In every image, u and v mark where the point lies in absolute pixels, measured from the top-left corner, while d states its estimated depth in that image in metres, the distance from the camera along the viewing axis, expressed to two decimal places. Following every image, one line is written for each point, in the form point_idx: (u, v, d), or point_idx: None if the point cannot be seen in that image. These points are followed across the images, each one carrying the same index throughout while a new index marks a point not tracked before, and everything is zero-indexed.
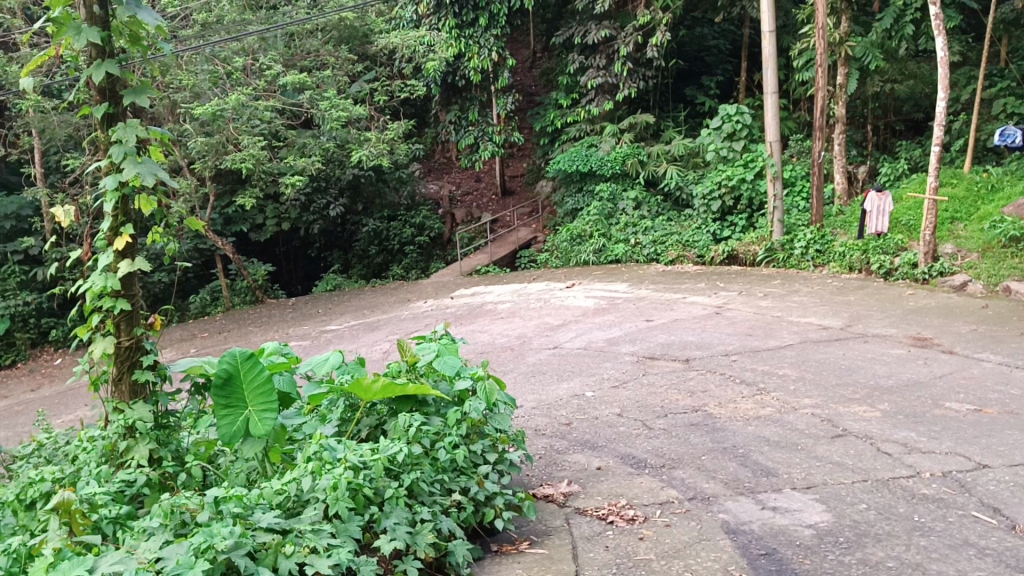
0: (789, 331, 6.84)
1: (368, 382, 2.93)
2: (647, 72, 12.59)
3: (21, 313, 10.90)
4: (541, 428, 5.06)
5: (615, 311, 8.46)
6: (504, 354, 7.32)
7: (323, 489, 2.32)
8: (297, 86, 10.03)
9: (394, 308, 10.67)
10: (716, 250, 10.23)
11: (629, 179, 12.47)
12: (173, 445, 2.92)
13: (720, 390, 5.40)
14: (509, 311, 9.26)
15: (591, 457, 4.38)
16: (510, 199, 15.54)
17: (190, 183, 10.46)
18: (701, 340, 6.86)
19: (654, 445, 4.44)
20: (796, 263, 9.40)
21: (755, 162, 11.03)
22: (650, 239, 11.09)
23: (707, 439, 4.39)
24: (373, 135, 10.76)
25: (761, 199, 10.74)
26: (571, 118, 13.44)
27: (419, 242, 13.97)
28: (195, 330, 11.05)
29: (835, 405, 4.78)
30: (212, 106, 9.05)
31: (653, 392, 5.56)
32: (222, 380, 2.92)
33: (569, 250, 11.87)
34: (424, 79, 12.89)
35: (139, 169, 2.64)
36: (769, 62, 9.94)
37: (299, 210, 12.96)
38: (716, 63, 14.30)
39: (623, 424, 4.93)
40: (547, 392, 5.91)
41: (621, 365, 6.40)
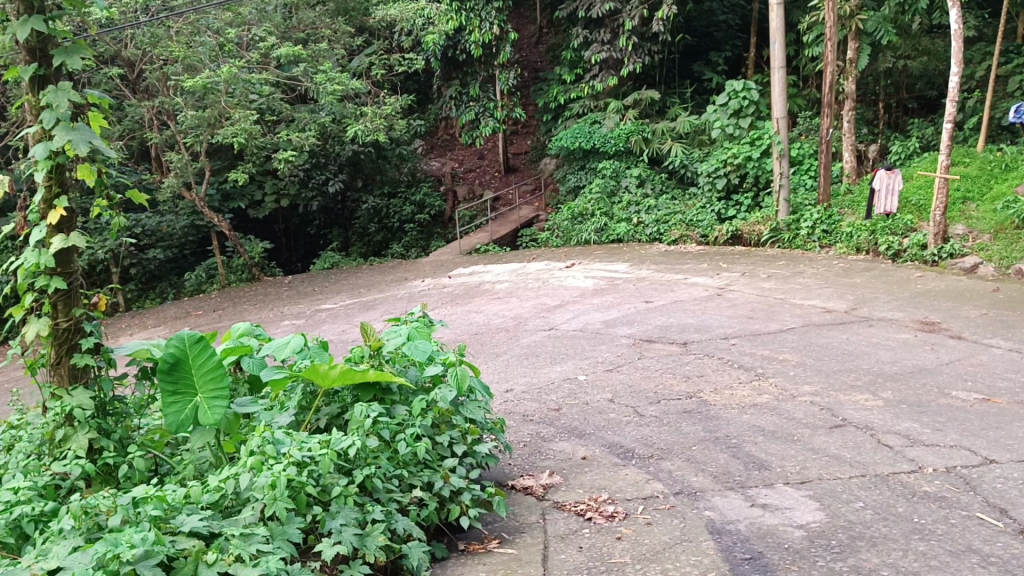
0: (791, 314, 6.60)
1: (324, 368, 2.72)
2: (652, 47, 12.25)
3: None
4: (529, 413, 4.85)
5: (614, 292, 8.23)
6: (498, 336, 7.11)
7: (260, 488, 2.12)
8: (290, 59, 9.78)
9: (391, 287, 10.46)
10: (720, 230, 9.97)
11: (633, 157, 12.27)
12: (117, 433, 2.73)
13: (717, 375, 5.18)
14: (506, 291, 9.04)
15: (577, 446, 4.17)
16: (513, 177, 15.29)
17: (183, 159, 10.25)
18: (700, 323, 6.62)
19: (644, 434, 4.22)
20: (802, 244, 9.13)
21: (762, 140, 10.74)
22: (652, 218, 10.84)
23: (699, 428, 4.17)
24: (369, 110, 10.51)
25: (768, 178, 10.46)
26: (575, 94, 13.16)
27: (419, 220, 13.77)
28: (189, 308, 10.88)
29: (835, 393, 4.55)
30: (202, 78, 8.81)
31: (647, 377, 5.34)
32: (169, 365, 2.71)
33: (570, 229, 11.63)
34: (424, 54, 12.63)
35: (72, 137, 2.42)
36: (778, 35, 9.59)
37: (298, 187, 12.74)
38: (725, 38, 13.93)
39: (613, 410, 4.72)
40: (539, 376, 5.70)
41: (616, 348, 6.17)
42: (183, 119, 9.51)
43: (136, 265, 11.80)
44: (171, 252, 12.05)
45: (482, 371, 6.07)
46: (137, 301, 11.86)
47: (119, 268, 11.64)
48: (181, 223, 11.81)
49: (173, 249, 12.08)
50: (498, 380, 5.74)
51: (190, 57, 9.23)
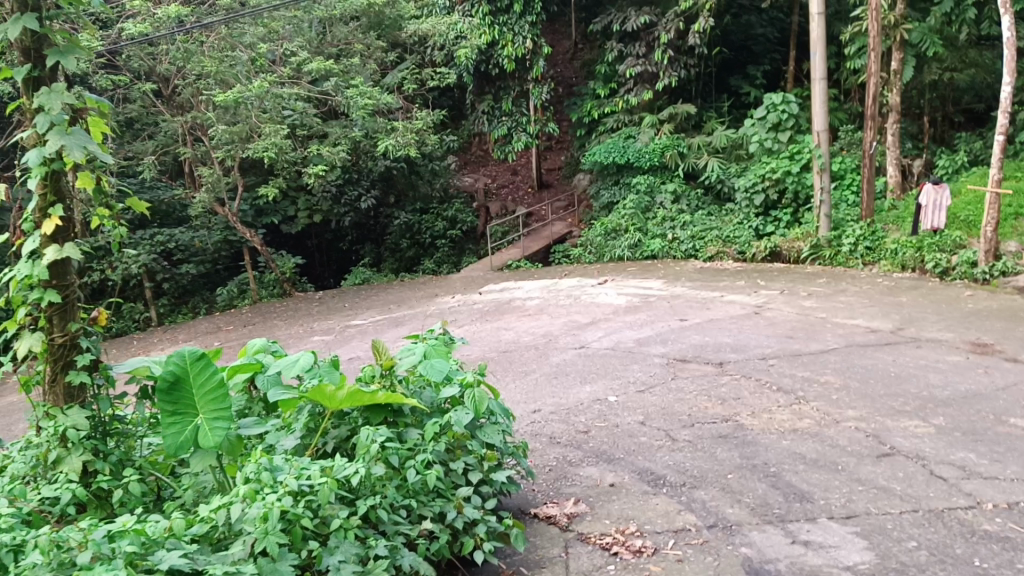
0: (833, 334, 6.32)
1: (331, 389, 2.54)
2: (689, 61, 12.03)
3: None
4: (556, 435, 4.64)
5: (647, 309, 8.00)
6: (527, 354, 6.91)
7: (252, 520, 1.95)
8: (322, 74, 9.76)
9: (421, 303, 10.32)
10: (758, 246, 9.68)
11: (668, 172, 12.05)
12: (114, 455, 2.58)
13: (755, 398, 4.92)
14: (537, 307, 8.84)
15: (605, 471, 3.95)
16: (546, 193, 15.13)
17: (214, 173, 10.25)
18: (737, 342, 6.37)
19: (676, 460, 3.98)
20: (844, 261, 8.82)
21: (802, 154, 10.45)
22: (688, 234, 10.58)
23: (736, 454, 3.93)
24: (400, 125, 10.42)
25: (808, 193, 10.15)
26: (609, 108, 12.98)
27: (451, 236, 13.66)
28: (221, 322, 10.86)
29: (882, 418, 4.28)
30: (234, 93, 8.78)
31: (682, 398, 5.09)
32: (168, 384, 2.56)
33: (603, 245, 11.42)
34: (457, 68, 12.58)
35: (65, 142, 2.29)
36: (818, 46, 9.31)
37: (330, 202, 12.70)
38: (764, 52, 13.66)
39: (645, 433, 4.49)
40: (568, 396, 5.48)
41: (649, 368, 5.94)
42: (215, 134, 9.54)
43: (169, 280, 11.71)
44: (203, 266, 12.05)
45: (510, 390, 5.87)
46: (169, 316, 11.70)
47: (153, 282, 11.62)
48: (213, 238, 11.82)
49: (205, 263, 12.08)
50: (525, 400, 5.53)
51: (223, 72, 9.29)
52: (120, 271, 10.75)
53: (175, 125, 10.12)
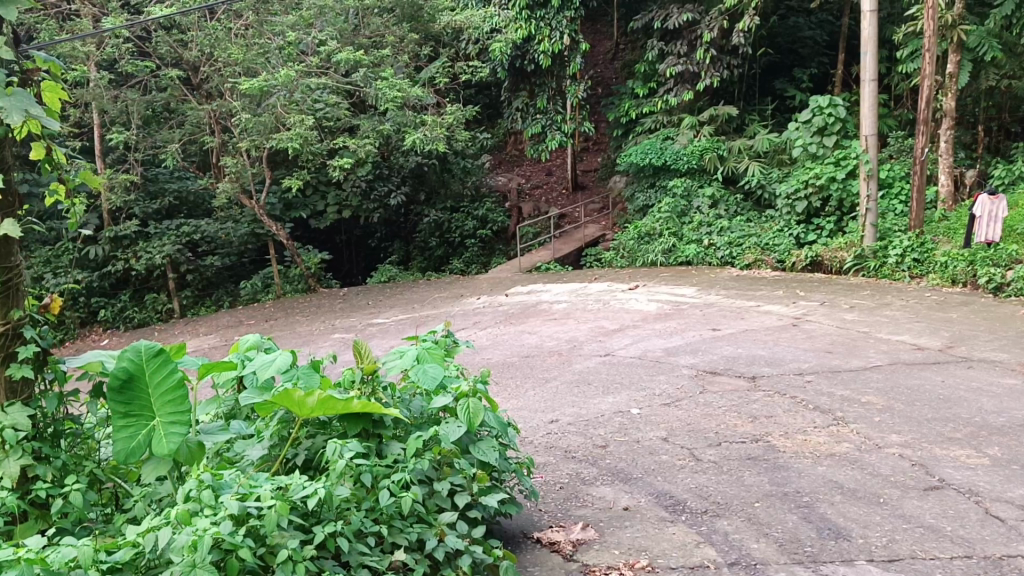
0: (876, 350, 5.90)
1: (300, 395, 2.24)
2: (732, 61, 11.61)
3: (71, 292, 10.62)
4: (571, 449, 4.32)
5: (678, 317, 7.62)
6: (549, 359, 6.58)
7: (179, 550, 1.67)
8: (351, 64, 9.52)
9: (445, 303, 10.03)
10: (798, 255, 9.24)
11: (706, 176, 11.66)
12: (59, 459, 2.33)
13: (788, 417, 4.54)
14: (564, 312, 8.49)
15: (620, 492, 3.60)
16: (581, 194, 14.79)
17: (238, 164, 10.12)
18: (772, 356, 5.97)
19: (698, 483, 3.62)
20: (889, 273, 8.35)
21: (848, 160, 9.98)
22: (725, 240, 10.14)
23: (766, 480, 3.56)
24: (430, 118, 10.14)
25: (853, 202, 9.71)
26: (647, 109, 12.62)
27: (481, 235, 13.42)
28: (243, 316, 10.69)
29: (929, 446, 3.88)
30: (260, 81, 8.61)
31: (709, 414, 4.72)
32: (121, 382, 2.28)
33: (636, 249, 11.06)
34: (492, 63, 12.34)
35: (6, 104, 2.12)
36: (869, 45, 8.85)
37: (360, 198, 12.53)
38: (811, 55, 13.15)
39: (666, 451, 4.13)
40: (588, 406, 5.14)
41: (676, 379, 5.56)
42: (239, 123, 9.39)
43: (193, 271, 11.59)
44: (230, 259, 11.91)
45: (527, 397, 5.54)
46: (193, 307, 11.57)
47: (177, 273, 11.43)
48: (240, 231, 11.70)
49: (232, 256, 11.96)
50: (542, 409, 5.20)
51: (249, 60, 9.14)
52: (144, 261, 10.69)
53: (202, 114, 9.96)
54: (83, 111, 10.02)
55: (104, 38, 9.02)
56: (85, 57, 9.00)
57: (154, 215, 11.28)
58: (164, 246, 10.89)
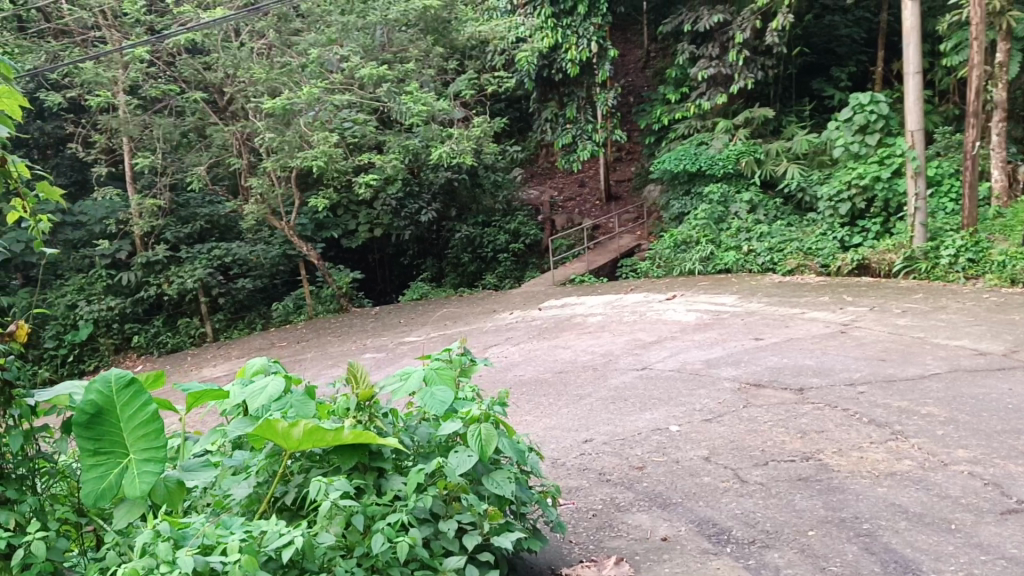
0: (933, 356, 5.52)
1: (284, 426, 1.98)
2: (766, 62, 11.24)
3: (105, 318, 10.48)
4: (606, 471, 4.01)
5: (719, 327, 7.27)
6: (584, 375, 6.27)
7: None
8: (374, 80, 9.35)
9: (478, 319, 9.76)
10: (844, 259, 8.82)
11: (743, 180, 11.28)
12: (26, 505, 2.10)
13: (842, 431, 4.19)
14: (598, 325, 8.18)
15: (658, 520, 3.28)
16: (615, 205, 14.48)
17: (264, 184, 9.98)
18: (820, 365, 5.60)
19: (744, 509, 3.29)
20: (943, 274, 7.91)
21: (893, 158, 9.54)
22: (765, 246, 9.76)
23: (820, 504, 3.23)
24: (456, 131, 9.92)
25: (900, 201, 9.29)
26: (680, 114, 12.29)
27: (514, 249, 13.16)
28: (275, 338, 10.54)
29: (1001, 462, 3.54)
30: (283, 100, 8.47)
31: (754, 430, 4.38)
32: (88, 416, 2.05)
33: (672, 258, 10.71)
34: (519, 74, 12.15)
35: None
36: (911, 36, 8.43)
37: (391, 216, 12.36)
38: (849, 53, 12.70)
39: (709, 473, 3.80)
40: (624, 424, 4.82)
41: (718, 393, 5.22)
42: (263, 143, 9.26)
43: (224, 294, 11.48)
44: (259, 281, 11.77)
45: (561, 415, 5.24)
46: (225, 331, 11.44)
47: (208, 297, 11.31)
48: (271, 253, 11.62)
49: (264, 278, 11.87)
50: (575, 428, 4.90)
51: (274, 79, 9.04)
52: (175, 285, 10.58)
53: (227, 135, 9.82)
54: (111, 137, 9.97)
55: (127, 62, 8.95)
56: (109, 81, 8.97)
57: (184, 239, 11.23)
58: (195, 270, 10.76)
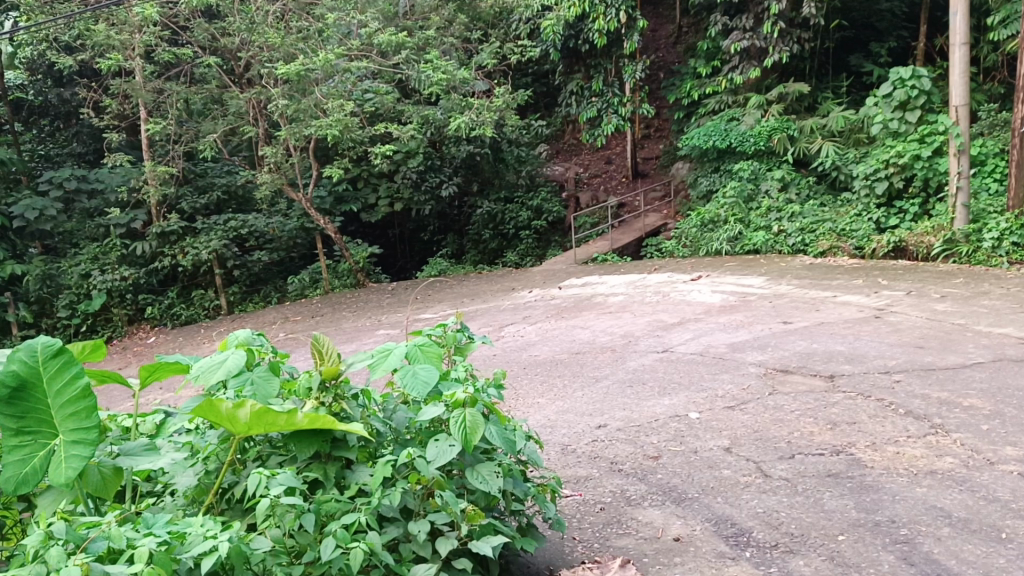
0: (975, 344, 5.16)
1: (229, 409, 1.70)
2: (802, 34, 10.74)
3: (119, 289, 10.27)
4: (618, 460, 3.72)
5: (745, 309, 6.93)
6: (601, 357, 5.97)
7: None
8: (393, 47, 9.03)
9: (496, 297, 9.47)
10: (879, 241, 8.40)
11: (775, 158, 10.86)
12: None
13: (876, 423, 3.86)
14: (620, 305, 7.85)
15: (671, 517, 2.98)
16: (641, 183, 14.07)
17: (277, 153, 9.69)
18: (853, 352, 5.24)
19: (768, 507, 2.98)
20: (985, 258, 7.49)
21: (934, 136, 9.07)
22: (797, 226, 9.35)
23: (851, 505, 2.91)
24: (476, 101, 9.53)
25: (941, 181, 8.84)
26: (711, 89, 11.86)
27: (536, 227, 12.84)
28: (289, 313, 10.32)
29: None
30: (297, 65, 8.15)
31: (779, 420, 4.06)
32: (10, 391, 1.79)
33: (699, 237, 10.33)
34: (545, 44, 11.77)
35: None
36: (959, 4, 7.88)
37: (411, 189, 12.07)
38: (889, 28, 12.16)
39: (728, 465, 3.49)
40: (641, 409, 4.52)
41: (742, 379, 4.90)
42: (276, 110, 8.97)
43: (239, 267, 11.28)
44: (274, 254, 11.56)
45: (575, 399, 4.95)
46: (240, 304, 11.23)
47: (223, 269, 11.11)
48: (288, 226, 11.40)
49: (280, 251, 11.65)
50: (588, 413, 4.60)
51: (288, 45, 8.74)
52: (190, 257, 10.37)
53: (242, 103, 9.55)
54: (124, 103, 9.75)
55: (138, 25, 8.73)
56: (120, 45, 8.77)
57: (200, 210, 11.03)
58: (210, 241, 10.52)
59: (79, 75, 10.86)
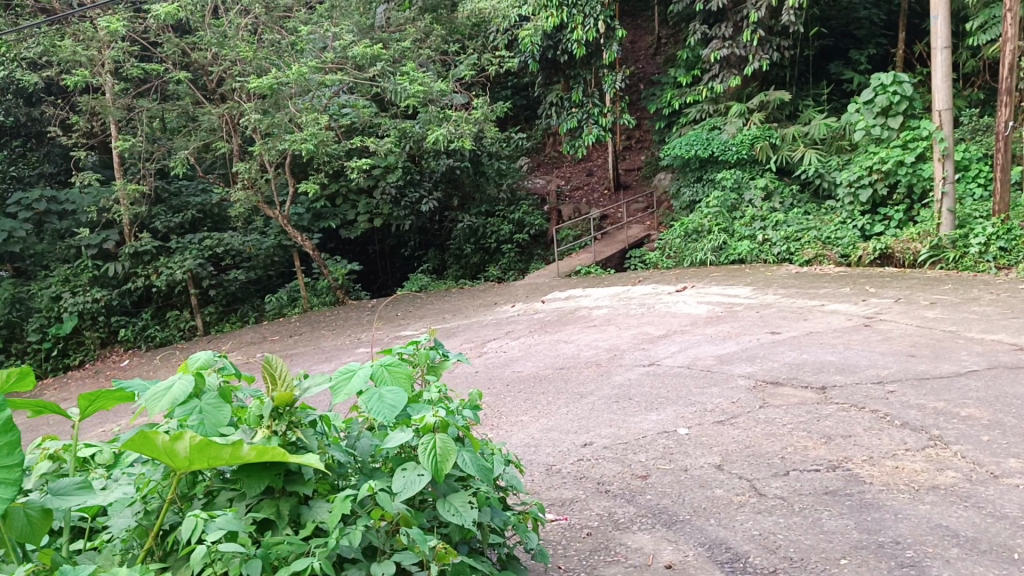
0: (969, 352, 5.03)
1: (165, 442, 1.51)
2: (781, 42, 10.70)
3: (90, 311, 10.03)
4: (605, 481, 3.54)
5: (732, 320, 6.78)
6: (586, 371, 5.79)
7: None
8: (368, 59, 8.88)
9: (478, 312, 9.28)
10: (865, 248, 8.30)
11: (758, 166, 10.78)
12: None
13: (872, 436, 3.71)
14: (604, 318, 7.69)
15: (661, 542, 2.81)
16: (624, 194, 13.97)
17: (251, 169, 9.48)
18: (844, 361, 5.10)
19: (764, 529, 2.81)
20: (972, 264, 7.39)
21: (917, 142, 9.01)
22: (781, 235, 9.24)
23: (852, 525, 2.74)
24: (454, 113, 9.36)
25: (925, 186, 8.76)
26: (691, 98, 11.80)
27: (518, 240, 12.68)
28: (267, 332, 10.10)
29: None
30: (269, 78, 7.98)
31: (772, 435, 3.89)
32: None
33: (682, 248, 10.21)
34: (523, 55, 11.67)
35: None
36: (940, 8, 7.85)
37: (391, 205, 11.88)
38: (868, 37, 12.15)
39: (720, 484, 3.32)
40: (628, 426, 4.35)
41: (732, 392, 4.74)
42: (249, 124, 8.79)
43: (216, 286, 11.04)
44: (252, 272, 11.33)
45: (559, 416, 4.77)
46: (217, 324, 10.99)
47: (199, 288, 10.87)
48: (266, 243, 11.19)
49: (258, 269, 11.43)
50: (574, 431, 4.42)
51: (260, 58, 8.58)
52: (164, 276, 10.10)
53: (214, 118, 9.36)
54: (93, 120, 9.54)
55: (106, 40, 8.54)
56: (88, 60, 8.58)
57: (176, 229, 10.82)
58: (185, 261, 10.28)
59: (48, 94, 10.64)
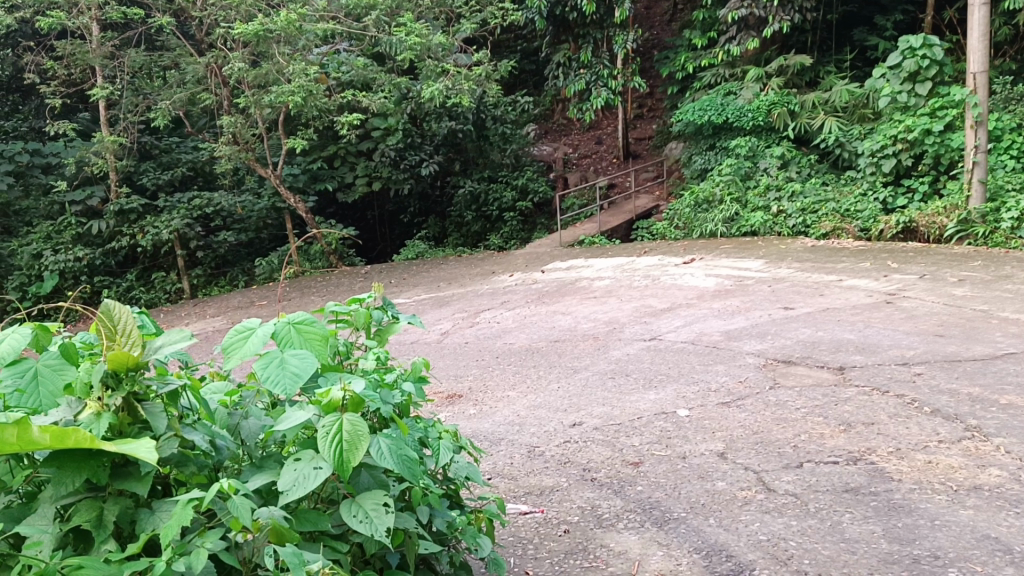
0: (1003, 332, 4.53)
1: None
2: (803, 3, 10.08)
3: (73, 269, 9.57)
4: (592, 467, 3.08)
5: (742, 294, 6.29)
6: (582, 345, 5.33)
7: None
8: (363, 8, 8.38)
9: (474, 282, 8.80)
10: (887, 222, 7.78)
11: (775, 134, 10.23)
12: None
13: (899, 425, 3.23)
14: (606, 289, 7.21)
15: (649, 545, 2.35)
16: (633, 163, 13.43)
17: (237, 123, 8.93)
18: (864, 340, 4.61)
19: (772, 534, 2.35)
20: (1003, 240, 6.86)
21: (946, 110, 8.44)
22: (797, 206, 8.70)
23: (879, 533, 2.28)
24: (452, 68, 8.78)
25: (953, 157, 8.22)
26: (706, 62, 11.22)
27: (521, 208, 12.17)
28: (255, 297, 9.66)
29: None
30: (254, 24, 7.46)
31: (783, 420, 3.42)
32: None
33: (693, 218, 9.71)
34: (529, 12, 11.07)
35: None
36: None
37: (390, 167, 11.34)
38: (893, 2, 11.52)
39: (723, 476, 2.85)
40: (623, 405, 3.89)
41: (739, 370, 4.27)
42: (235, 75, 8.25)
43: (204, 248, 10.57)
44: (241, 234, 10.87)
45: (547, 392, 4.31)
46: (205, 287, 10.51)
47: (186, 249, 10.40)
48: (259, 205, 10.72)
49: (249, 232, 10.97)
50: (563, 409, 3.96)
51: (247, 3, 8.06)
52: (149, 236, 9.62)
53: (200, 68, 8.86)
54: (72, 68, 9.04)
55: None
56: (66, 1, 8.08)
57: (165, 187, 10.36)
58: (172, 221, 9.77)
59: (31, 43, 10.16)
